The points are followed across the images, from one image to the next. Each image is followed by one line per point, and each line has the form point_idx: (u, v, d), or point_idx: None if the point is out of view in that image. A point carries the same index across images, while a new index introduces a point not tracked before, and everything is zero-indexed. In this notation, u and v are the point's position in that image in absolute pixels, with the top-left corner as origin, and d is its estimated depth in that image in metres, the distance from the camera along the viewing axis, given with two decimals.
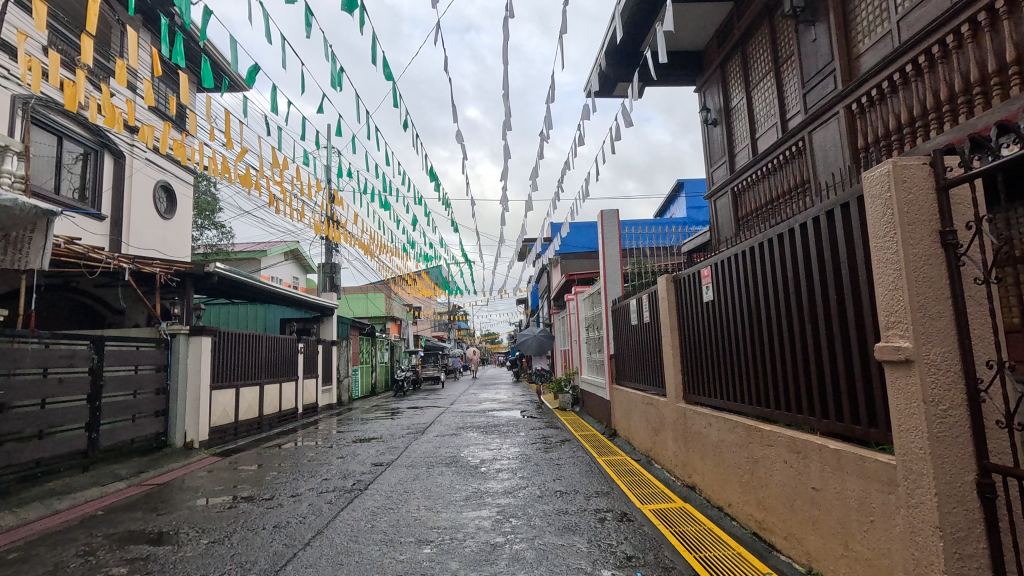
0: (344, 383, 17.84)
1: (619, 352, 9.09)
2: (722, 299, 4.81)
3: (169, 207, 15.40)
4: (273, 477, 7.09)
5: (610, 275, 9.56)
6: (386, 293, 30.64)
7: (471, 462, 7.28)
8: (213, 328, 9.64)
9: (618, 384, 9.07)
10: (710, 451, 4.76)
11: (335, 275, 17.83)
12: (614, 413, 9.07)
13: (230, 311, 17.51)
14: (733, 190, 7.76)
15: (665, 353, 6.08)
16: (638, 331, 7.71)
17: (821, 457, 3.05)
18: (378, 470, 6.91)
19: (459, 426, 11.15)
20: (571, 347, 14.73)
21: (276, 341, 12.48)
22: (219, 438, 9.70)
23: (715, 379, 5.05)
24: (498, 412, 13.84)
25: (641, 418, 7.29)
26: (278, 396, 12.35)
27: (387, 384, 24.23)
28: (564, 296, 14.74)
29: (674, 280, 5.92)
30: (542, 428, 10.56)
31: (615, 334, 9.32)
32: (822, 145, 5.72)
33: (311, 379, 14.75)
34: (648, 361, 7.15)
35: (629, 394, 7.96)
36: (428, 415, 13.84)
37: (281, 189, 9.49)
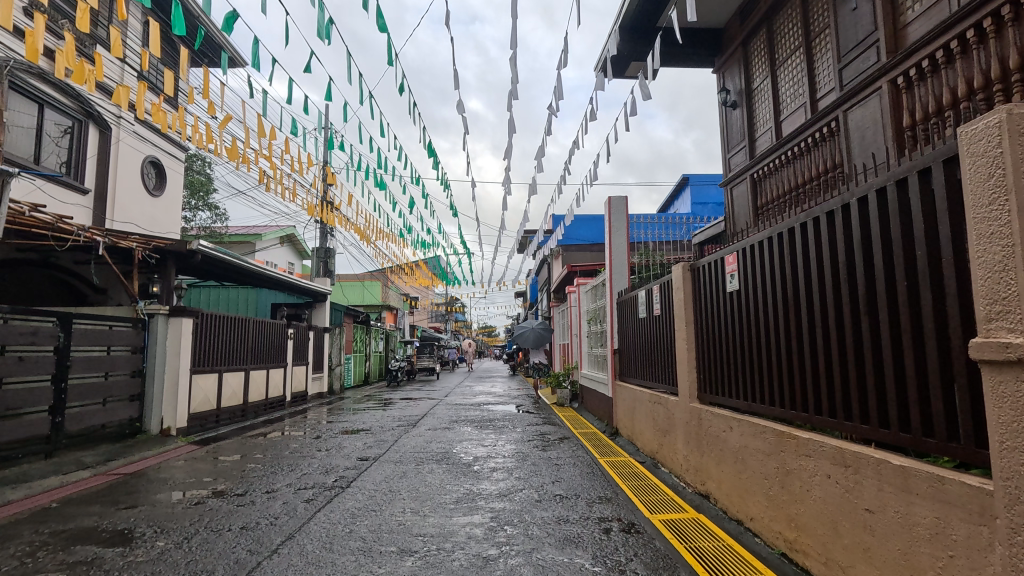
0: (335, 372, 17.34)
1: (623, 347, 8.59)
2: (750, 289, 4.31)
3: (157, 184, 14.82)
4: (250, 469, 6.59)
5: (617, 265, 9.03)
6: (382, 282, 30.12)
7: (463, 459, 6.79)
8: (195, 309, 9.11)
9: (622, 380, 8.59)
10: (729, 457, 4.28)
11: (329, 260, 17.29)
12: (616, 410, 8.59)
13: (220, 294, 16.97)
14: (752, 176, 7.25)
15: (678, 348, 5.58)
16: (645, 324, 7.23)
17: (879, 473, 2.56)
18: (363, 465, 6.42)
19: (452, 419, 10.66)
20: (571, 341, 14.24)
21: (264, 325, 11.95)
22: (198, 425, 9.21)
23: (737, 377, 4.56)
24: (494, 405, 13.36)
25: (647, 418, 6.81)
26: (265, 382, 11.86)
27: (380, 374, 23.77)
28: (565, 288, 14.23)
29: (692, 269, 5.41)
30: (539, 424, 10.08)
31: (620, 327, 8.83)
32: (859, 126, 5.21)
33: (301, 366, 14.24)
34: (657, 356, 6.67)
35: (634, 391, 7.48)
36: (421, 407, 13.35)
37: (271, 163, 8.94)
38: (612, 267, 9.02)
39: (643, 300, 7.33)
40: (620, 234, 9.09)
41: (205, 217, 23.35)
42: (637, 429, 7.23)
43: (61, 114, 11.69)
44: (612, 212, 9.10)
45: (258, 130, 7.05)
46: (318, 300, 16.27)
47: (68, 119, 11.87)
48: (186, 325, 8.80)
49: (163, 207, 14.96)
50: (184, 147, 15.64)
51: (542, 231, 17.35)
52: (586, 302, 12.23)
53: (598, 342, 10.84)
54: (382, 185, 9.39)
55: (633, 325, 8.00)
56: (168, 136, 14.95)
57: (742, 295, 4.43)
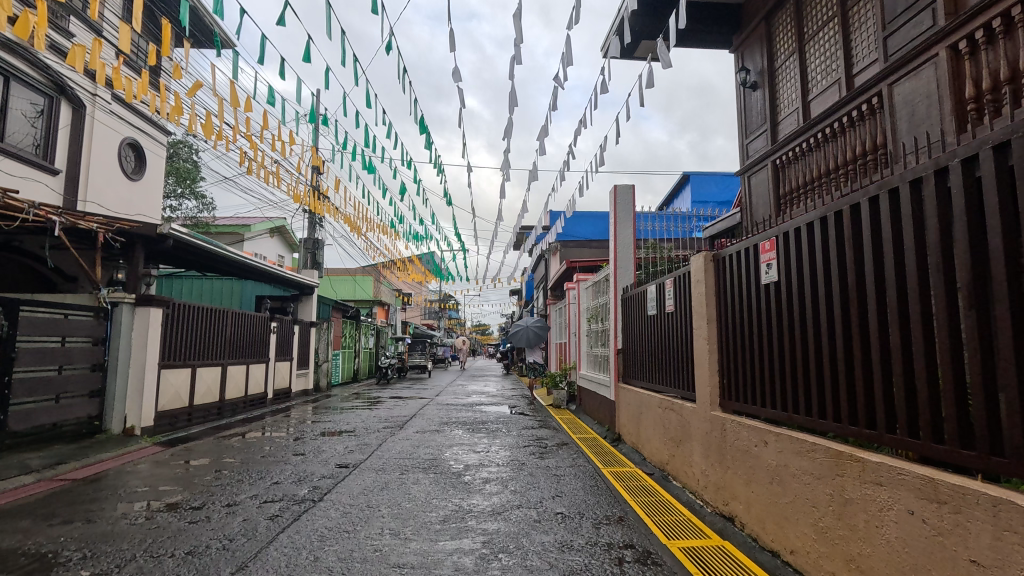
0: (322, 368, 16.66)
1: (628, 347, 7.96)
2: (790, 280, 3.68)
3: (136, 167, 14.07)
4: (215, 476, 5.93)
5: (621, 258, 8.42)
6: (374, 277, 29.39)
7: (453, 468, 6.16)
8: (167, 298, 8.41)
9: (627, 382, 7.97)
10: (762, 477, 3.66)
11: (318, 252, 16.61)
12: (619, 414, 7.98)
13: (202, 285, 16.24)
14: (775, 163, 6.67)
15: (696, 348, 4.96)
16: (655, 322, 6.62)
17: (999, 518, 1.95)
18: (341, 473, 5.77)
19: (443, 421, 10.03)
20: (568, 340, 13.63)
21: (244, 317, 11.26)
22: (168, 424, 8.53)
23: (768, 383, 3.96)
24: (486, 406, 12.72)
25: (656, 425, 6.20)
26: (244, 378, 11.17)
27: (370, 371, 23.08)
28: (564, 284, 13.60)
29: (714, 259, 4.78)
30: (534, 427, 9.46)
31: (624, 325, 8.22)
32: (907, 101, 4.61)
33: (285, 362, 13.55)
34: (669, 356, 6.06)
35: (641, 395, 6.88)
36: (410, 406, 12.70)
37: (251, 142, 8.25)
38: (616, 260, 8.40)
39: (652, 295, 6.72)
40: (626, 225, 8.48)
41: (192, 207, 22.60)
42: (645, 436, 6.61)
43: (32, 90, 10.92)
44: (618, 201, 8.52)
45: (231, 100, 6.40)
46: (305, 293, 15.58)
47: (38, 95, 11.10)
48: (155, 315, 8.12)
49: (142, 191, 14.23)
50: (166, 130, 14.90)
51: (538, 229, 16.92)
52: (586, 299, 11.63)
53: (598, 341, 10.23)
54: (372, 168, 8.75)
55: (640, 323, 7.38)
56: (148, 117, 14.18)
57: (779, 287, 3.81)
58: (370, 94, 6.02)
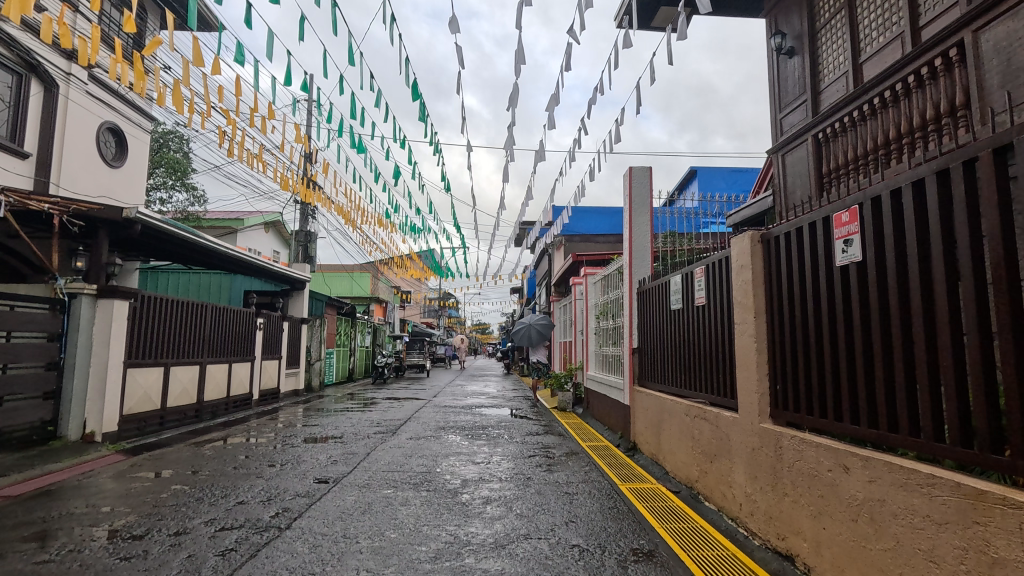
0: (313, 368, 15.86)
1: (646, 346, 7.16)
2: (870, 259, 2.85)
3: (116, 154, 13.27)
4: (176, 491, 5.15)
5: (638, 245, 7.62)
6: (371, 274, 28.58)
7: (449, 484, 5.35)
8: (133, 289, 7.61)
9: (644, 384, 7.15)
10: (842, 512, 2.86)
11: (310, 244, 15.81)
12: (635, 420, 7.18)
13: (189, 279, 15.43)
14: (815, 138, 5.86)
15: (738, 346, 4.13)
16: (680, 316, 5.82)
17: None
18: (318, 491, 4.97)
19: (439, 426, 9.23)
20: (574, 338, 12.80)
21: (226, 313, 10.48)
22: (136, 428, 7.74)
23: (839, 388, 3.14)
24: (486, 409, 11.90)
25: (682, 436, 5.38)
26: (225, 378, 10.38)
27: (366, 370, 22.29)
28: (570, 279, 12.77)
29: (763, 239, 3.96)
30: (539, 433, 8.66)
31: (640, 321, 7.42)
32: (999, 49, 3.81)
33: (273, 361, 12.76)
34: (698, 355, 5.26)
35: (662, 400, 6.08)
36: (406, 409, 11.89)
37: (228, 116, 7.44)
38: (631, 248, 7.60)
39: (675, 285, 5.93)
40: (642, 211, 7.70)
41: (183, 199, 21.78)
42: (668, 446, 5.80)
43: None
44: (634, 183, 7.74)
45: (198, 61, 5.62)
46: (296, 288, 14.77)
47: (6, 72, 10.28)
48: (120, 308, 7.32)
49: (123, 179, 13.43)
50: (149, 114, 14.08)
51: (540, 224, 16.23)
52: (595, 294, 10.81)
53: (609, 339, 9.41)
54: (362, 146, 7.95)
55: (660, 318, 6.58)
56: (129, 100, 13.36)
57: (855, 267, 2.97)
58: (354, 52, 5.23)
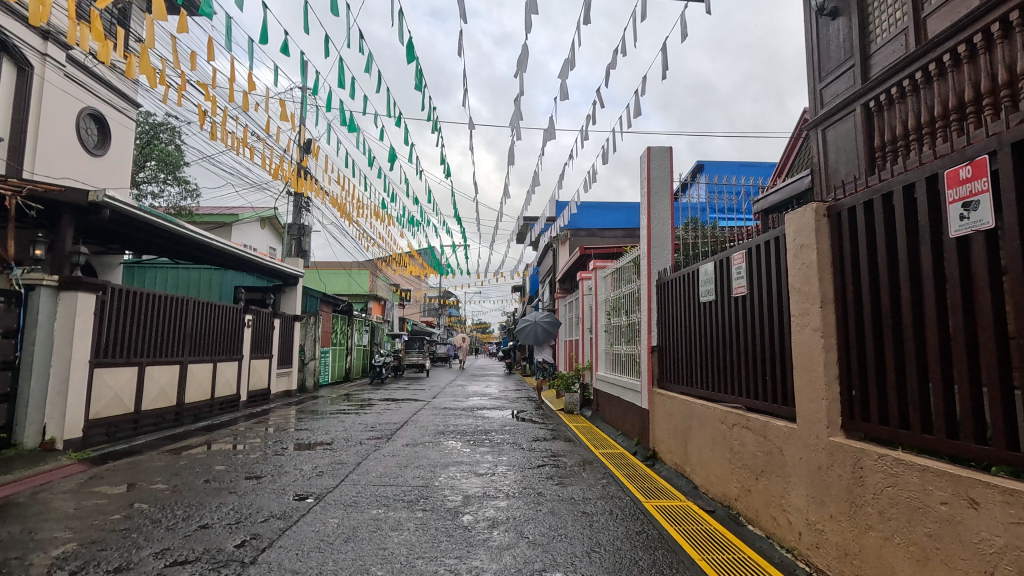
0: (307, 367, 15.18)
1: (668, 344, 6.46)
2: (1011, 223, 2.12)
3: (98, 141, 12.59)
4: (136, 508, 4.49)
5: (656, 231, 6.92)
6: (369, 271, 27.90)
7: (448, 502, 4.66)
8: (101, 281, 6.94)
9: (666, 386, 6.46)
10: (969, 565, 2.15)
11: (303, 238, 15.16)
12: (656, 427, 6.47)
13: (177, 274, 14.76)
14: (867, 106, 5.15)
15: (798, 344, 3.42)
16: (711, 309, 5.14)
17: None
18: (297, 511, 4.28)
19: (439, 430, 8.55)
20: (580, 336, 12.10)
21: (211, 309, 9.82)
22: (105, 434, 7.05)
23: (952, 396, 2.42)
24: (488, 411, 11.21)
25: (717, 447, 4.68)
26: (210, 379, 9.70)
27: (364, 370, 21.62)
28: (577, 273, 12.08)
29: (831, 212, 3.25)
30: (546, 438, 7.98)
31: (660, 315, 6.74)
32: None
33: (263, 361, 12.08)
34: (737, 352, 4.59)
35: (690, 404, 5.38)
36: (403, 411, 11.22)
37: (205, 88, 6.76)
38: (649, 235, 6.91)
39: (705, 275, 5.25)
40: (662, 195, 7.01)
41: (175, 193, 21.13)
42: (698, 458, 5.10)
43: None
44: (652, 165, 7.07)
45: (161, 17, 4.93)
46: (289, 284, 14.19)
47: None
48: (84, 302, 6.63)
49: (105, 168, 12.75)
50: (134, 101, 13.40)
51: (544, 218, 15.54)
52: (606, 289, 10.11)
53: (622, 337, 8.73)
54: (354, 126, 7.30)
55: (686, 312, 5.90)
56: (112, 85, 12.66)
57: (982, 238, 2.25)
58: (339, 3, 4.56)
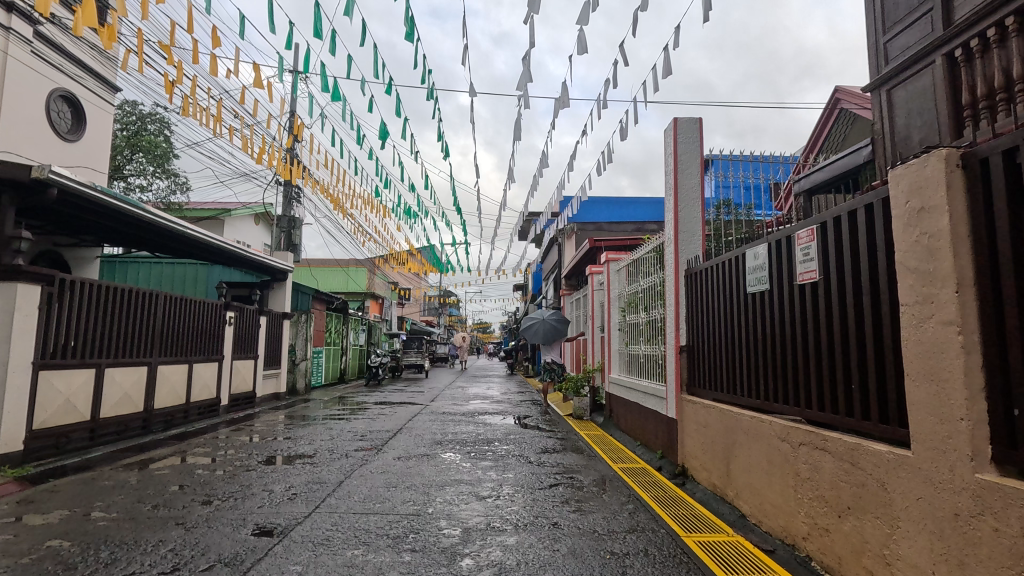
0: (298, 368, 14.31)
1: (702, 344, 5.56)
2: None
3: (71, 126, 11.72)
4: (58, 545, 3.63)
5: (685, 213, 6.02)
6: (366, 269, 27.00)
7: (443, 538, 3.78)
8: (48, 270, 6.08)
9: (699, 393, 5.57)
10: None
11: (294, 231, 14.29)
12: (687, 441, 5.57)
13: (160, 269, 13.89)
14: (949, 59, 4.28)
15: (914, 344, 2.53)
16: (764, 301, 4.24)
17: None
18: (251, 552, 3.42)
19: (436, 440, 7.67)
20: (589, 335, 11.20)
21: (185, 305, 8.95)
22: (53, 446, 6.18)
23: None
24: (489, 417, 10.33)
25: (775, 470, 3.80)
26: (184, 382, 8.83)
27: (360, 371, 20.74)
28: (586, 268, 11.18)
29: (967, 162, 2.36)
30: (556, 450, 7.11)
31: (689, 310, 5.86)
32: None
33: (247, 362, 11.20)
34: (802, 352, 3.69)
35: (734, 415, 4.48)
36: (398, 416, 10.34)
37: (165, 47, 5.90)
38: (676, 218, 6.02)
39: (753, 260, 4.36)
40: (691, 172, 6.12)
41: (163, 186, 20.24)
42: (747, 483, 4.20)
43: None
44: (679, 138, 6.17)
45: None
46: (277, 279, 13.38)
47: None
48: (27, 294, 5.78)
49: (78, 155, 11.90)
50: (111, 85, 12.53)
51: (549, 211, 14.65)
52: (619, 284, 9.21)
53: (640, 336, 7.85)
54: (338, 95, 6.42)
55: (724, 306, 5.00)
56: (86, 65, 11.78)
57: None
58: None
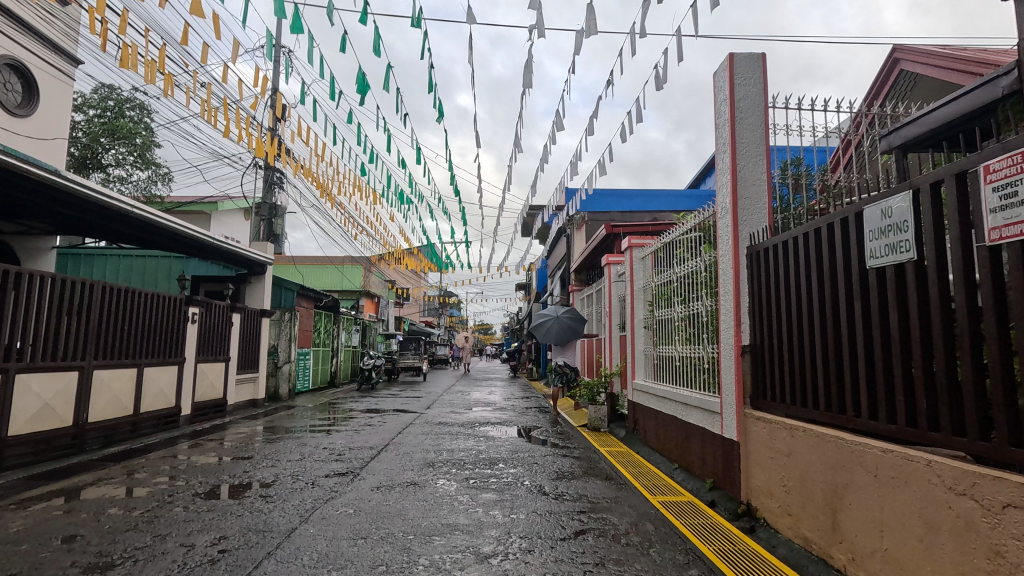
0: (282, 372, 13.02)
1: (775, 344, 4.19)
2: None
3: (22, 99, 10.41)
4: None
5: (745, 175, 4.67)
6: (362, 267, 25.66)
7: None
8: None
9: (770, 408, 4.19)
10: None
11: (275, 220, 12.94)
12: (755, 472, 4.20)
13: (127, 263, 12.53)
14: None
15: None
16: (898, 278, 2.85)
17: None
18: None
19: (428, 461, 6.31)
20: (606, 336, 9.84)
21: (134, 300, 7.63)
22: None
23: None
24: (491, 428, 8.99)
25: (940, 536, 2.43)
26: (132, 388, 7.48)
27: (353, 373, 19.40)
28: (602, 257, 9.83)
29: None
30: (574, 475, 5.76)
31: (753, 298, 4.49)
32: None
33: (217, 365, 9.86)
34: (989, 353, 2.32)
35: (844, 444, 3.12)
36: (388, 427, 9.02)
37: None
38: (734, 181, 4.68)
39: (878, 220, 2.98)
40: (752, 121, 4.75)
41: (144, 178, 18.97)
42: (875, 549, 2.84)
43: None
44: (737, 78, 4.81)
45: None
46: (255, 272, 12.06)
47: None
48: None
49: (32, 133, 10.59)
50: (71, 55, 11.26)
51: (553, 207, 13.46)
52: (645, 273, 7.84)
53: (674, 335, 6.49)
54: (299, 27, 5.08)
55: (816, 291, 3.64)
56: (41, 31, 10.48)
57: None
58: None
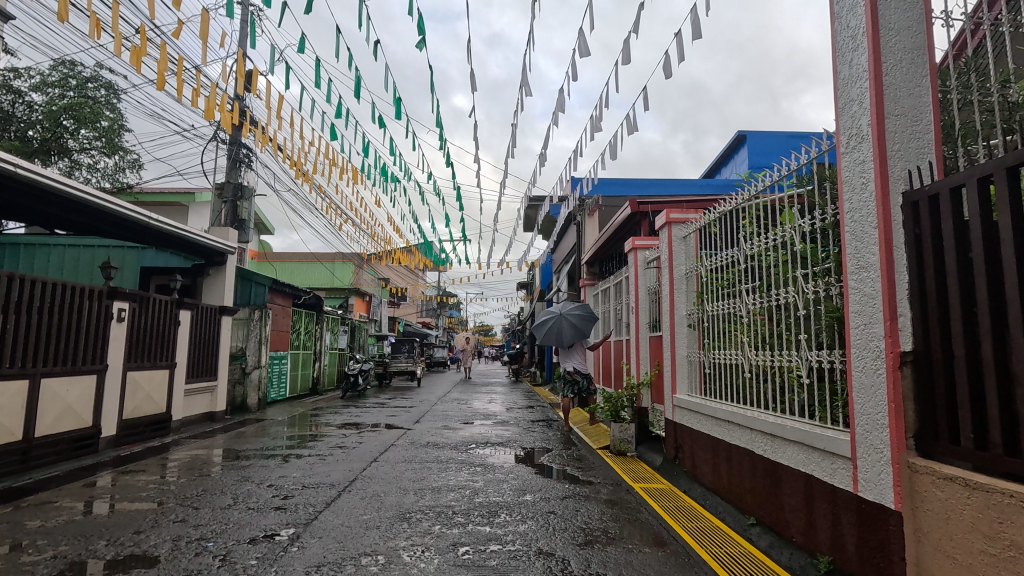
0: (251, 379, 11.32)
1: (981, 351, 2.40)
2: None
3: None
4: None
5: (895, 81, 2.93)
6: (353, 263, 23.94)
7: None
8: None
9: (967, 462, 2.43)
10: None
11: (241, 204, 11.24)
12: (939, 571, 2.45)
13: (72, 253, 10.88)
14: None
15: None
16: None
17: None
18: None
19: (403, 509, 4.58)
20: (631, 338, 8.10)
21: (21, 293, 5.86)
22: None
23: None
24: (491, 452, 7.23)
25: None
26: (19, 402, 5.75)
27: (339, 379, 17.62)
28: (625, 242, 8.11)
29: None
30: (609, 537, 4.02)
31: (919, 275, 2.72)
32: None
33: (158, 372, 8.13)
34: None
35: None
36: (362, 451, 7.27)
37: None
38: (877, 88, 2.93)
39: None
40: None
41: (111, 165, 17.17)
42: None
43: None
44: None
45: None
46: (213, 263, 10.29)
47: None
48: None
49: None
50: None
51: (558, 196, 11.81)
52: (690, 256, 6.09)
53: (742, 334, 4.74)
54: None
55: None
56: None
57: None
58: None
